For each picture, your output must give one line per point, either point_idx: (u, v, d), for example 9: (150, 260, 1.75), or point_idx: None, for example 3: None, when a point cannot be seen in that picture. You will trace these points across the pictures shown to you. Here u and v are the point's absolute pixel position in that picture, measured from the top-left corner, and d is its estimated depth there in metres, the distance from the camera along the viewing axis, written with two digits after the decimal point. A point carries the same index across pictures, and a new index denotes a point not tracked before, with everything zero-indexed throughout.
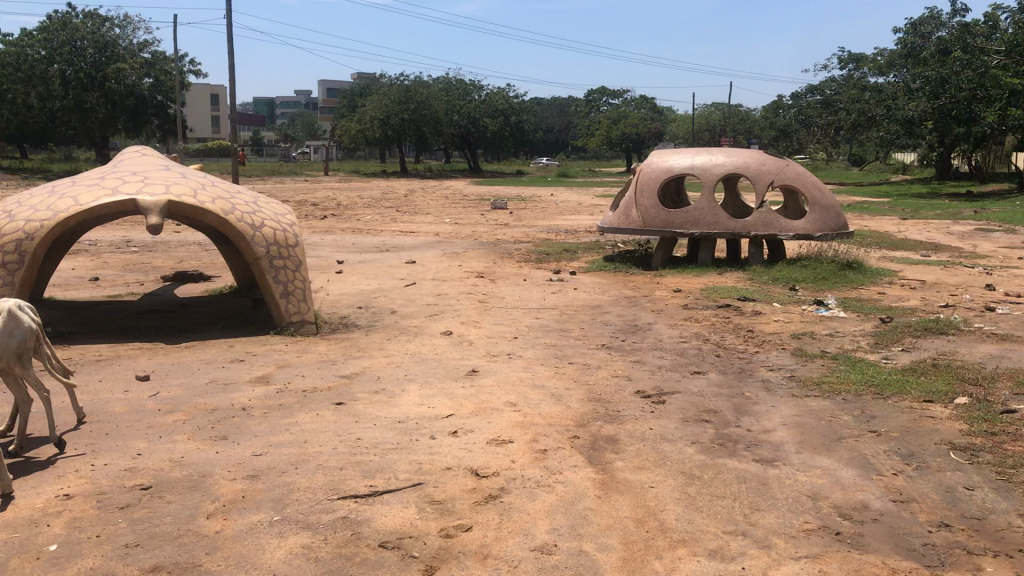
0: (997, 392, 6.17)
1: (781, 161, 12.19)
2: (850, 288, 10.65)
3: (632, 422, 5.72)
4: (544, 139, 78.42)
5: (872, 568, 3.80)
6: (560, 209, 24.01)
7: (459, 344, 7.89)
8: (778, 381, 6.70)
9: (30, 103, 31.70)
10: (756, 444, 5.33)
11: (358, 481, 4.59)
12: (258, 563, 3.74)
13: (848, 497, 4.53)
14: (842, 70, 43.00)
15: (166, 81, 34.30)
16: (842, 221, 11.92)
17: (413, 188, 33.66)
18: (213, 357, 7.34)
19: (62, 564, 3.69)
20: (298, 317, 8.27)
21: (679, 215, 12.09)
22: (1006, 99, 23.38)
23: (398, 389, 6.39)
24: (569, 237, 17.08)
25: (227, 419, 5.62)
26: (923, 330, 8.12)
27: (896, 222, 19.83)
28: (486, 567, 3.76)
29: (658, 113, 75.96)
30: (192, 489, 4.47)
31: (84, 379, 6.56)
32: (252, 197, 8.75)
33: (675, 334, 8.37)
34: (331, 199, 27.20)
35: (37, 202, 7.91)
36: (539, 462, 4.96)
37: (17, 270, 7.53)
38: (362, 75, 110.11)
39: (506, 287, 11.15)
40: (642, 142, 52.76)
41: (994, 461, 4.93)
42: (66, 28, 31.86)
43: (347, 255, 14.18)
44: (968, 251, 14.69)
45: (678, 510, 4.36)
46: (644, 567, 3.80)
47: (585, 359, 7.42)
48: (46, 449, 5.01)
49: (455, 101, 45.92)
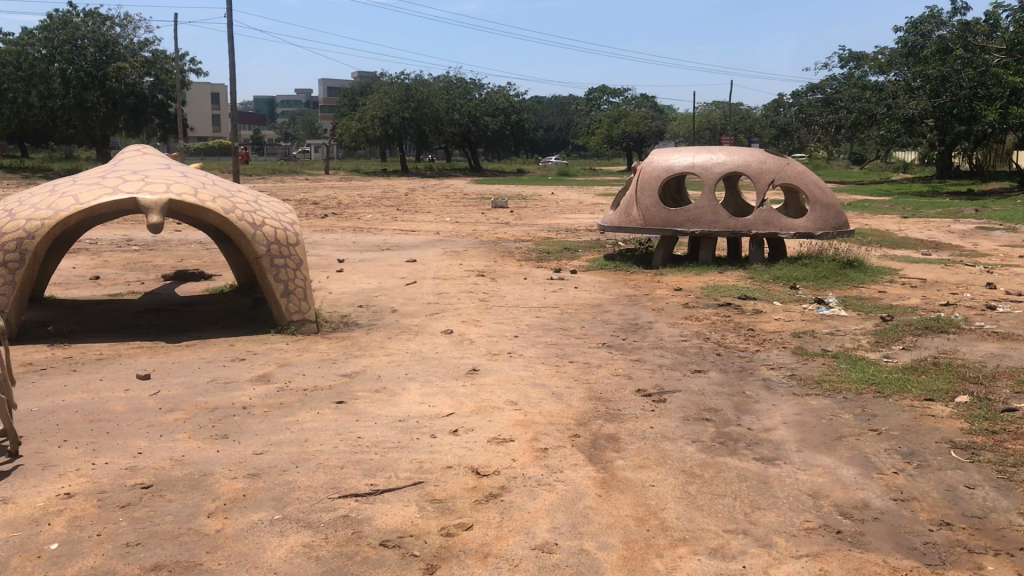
0: (998, 390, 6.17)
1: (781, 159, 12.18)
2: (850, 287, 10.64)
3: (632, 421, 5.71)
4: (545, 138, 78.52)
5: (872, 567, 3.79)
6: (561, 208, 23.99)
7: (459, 342, 7.89)
8: (779, 380, 6.70)
9: (30, 103, 31.71)
10: (757, 443, 5.33)
11: (359, 480, 4.59)
12: (259, 562, 3.74)
13: (848, 496, 4.53)
14: (843, 68, 43.00)
15: (166, 80, 34.29)
16: (842, 220, 11.90)
17: (414, 187, 33.65)
18: (214, 356, 7.34)
19: (62, 563, 3.69)
20: (299, 315, 8.28)
21: (680, 214, 12.08)
22: (1007, 98, 23.32)
23: (399, 387, 6.39)
24: (570, 235, 17.08)
25: (228, 418, 5.62)
26: (923, 328, 8.12)
27: (896, 221, 19.82)
28: (486, 567, 3.76)
29: (658, 112, 75.95)
30: (192, 488, 4.47)
31: (85, 378, 6.56)
32: (253, 196, 8.74)
33: (675, 333, 8.37)
34: (331, 198, 27.22)
35: (37, 201, 7.92)
36: (540, 461, 4.96)
37: (17, 268, 7.55)
38: (363, 74, 110.08)
39: (506, 285, 11.16)
40: (643, 140, 52.75)
41: (995, 459, 4.93)
42: (66, 27, 31.84)
43: (348, 254, 14.19)
44: (969, 250, 14.68)
45: (679, 509, 4.36)
46: (645, 566, 3.79)
47: (586, 357, 7.42)
48: (47, 447, 5.02)
49: (456, 100, 45.95)
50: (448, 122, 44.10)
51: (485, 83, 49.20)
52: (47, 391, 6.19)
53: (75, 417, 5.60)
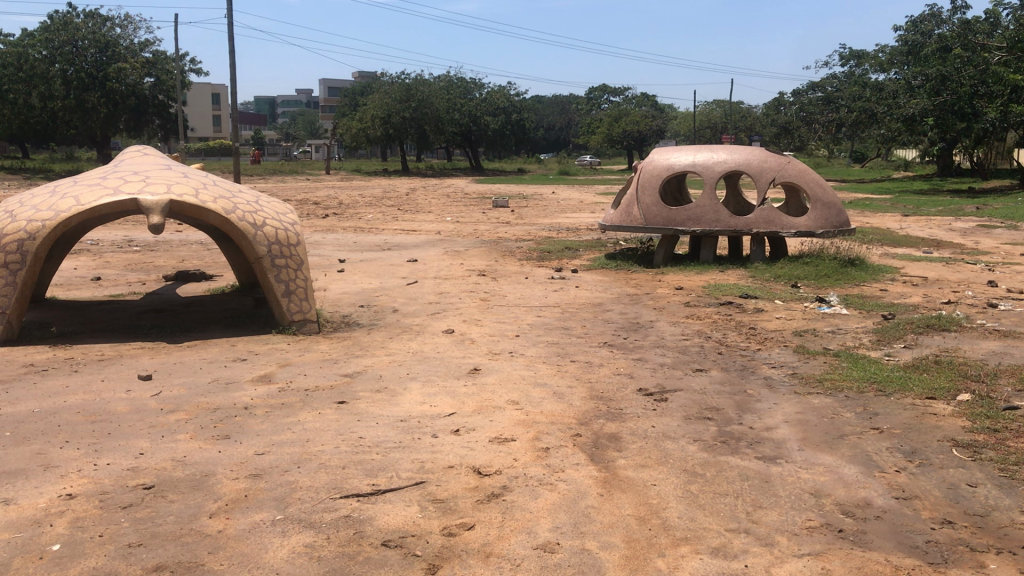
0: (999, 388, 6.18)
1: (782, 158, 12.16)
2: (851, 285, 10.65)
3: (633, 420, 5.71)
4: (545, 138, 78.66)
5: (875, 566, 3.79)
6: (561, 207, 24.02)
7: (461, 342, 7.89)
8: (781, 378, 6.70)
9: (31, 103, 31.69)
10: (758, 441, 5.32)
11: (361, 481, 4.58)
12: (260, 562, 3.74)
13: (851, 494, 4.53)
14: (844, 66, 42.99)
15: (166, 81, 34.34)
16: (843, 218, 11.89)
17: (414, 187, 33.69)
18: (215, 357, 7.34)
19: (65, 564, 3.70)
20: (300, 316, 8.28)
21: (681, 212, 12.05)
22: (1008, 95, 23.53)
23: (400, 387, 6.39)
24: (571, 234, 17.05)
25: (229, 419, 5.62)
26: (925, 325, 8.13)
27: (898, 219, 19.90)
28: (489, 567, 3.75)
29: (658, 109, 76.03)
30: (194, 489, 4.47)
31: (88, 379, 6.56)
32: (253, 197, 8.73)
33: (677, 332, 8.38)
34: (331, 198, 27.18)
35: (38, 203, 7.92)
36: (542, 460, 4.96)
37: (18, 270, 7.55)
38: (364, 72, 110.08)
39: (508, 285, 11.15)
40: (643, 139, 52.81)
41: (997, 457, 4.93)
42: (66, 28, 31.67)
43: (349, 254, 14.19)
44: (970, 247, 14.73)
45: (680, 508, 4.35)
46: (647, 566, 3.79)
47: (587, 356, 7.43)
48: (49, 448, 5.02)
49: (457, 100, 45.62)
50: (449, 121, 44.12)
51: (485, 82, 49.23)
52: (48, 392, 6.19)
53: (76, 418, 5.60)
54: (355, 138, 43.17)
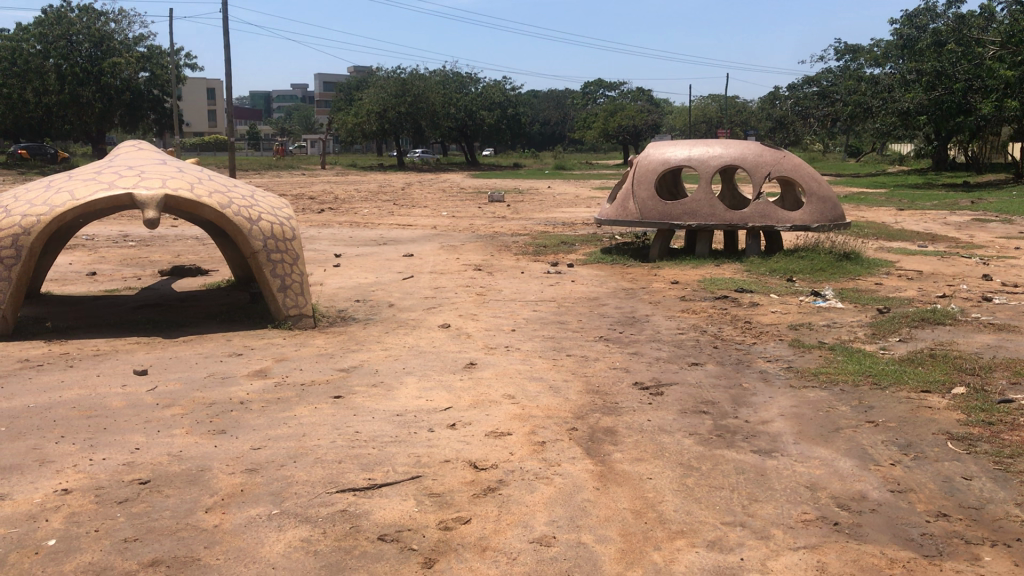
0: (994, 382, 6.19)
1: (778, 153, 12.17)
2: (847, 279, 10.67)
3: (630, 414, 5.73)
4: (540, 132, 78.43)
5: (871, 559, 3.80)
6: (557, 202, 23.96)
7: (457, 337, 7.90)
8: (776, 372, 6.72)
9: (26, 98, 31.66)
10: (753, 435, 5.34)
11: (357, 474, 4.59)
12: (257, 557, 3.74)
13: (846, 487, 4.54)
14: (839, 60, 42.70)
15: (161, 75, 34.56)
16: (839, 212, 11.89)
17: (410, 182, 33.43)
18: (211, 352, 7.32)
19: (60, 560, 3.69)
20: (296, 310, 8.26)
21: (676, 207, 12.03)
22: (1002, 91, 23.31)
23: (396, 381, 6.41)
24: (567, 229, 16.97)
25: (225, 413, 5.62)
26: (920, 320, 8.13)
27: (893, 213, 19.86)
28: (485, 560, 3.77)
29: (651, 105, 75.92)
30: (190, 484, 4.47)
31: (83, 374, 6.55)
32: (249, 191, 8.70)
33: (672, 326, 8.39)
34: (327, 192, 27.07)
35: (33, 197, 7.87)
36: (538, 454, 4.97)
37: (13, 265, 7.51)
38: (358, 68, 109.56)
39: (504, 280, 11.15)
40: (639, 134, 52.62)
41: (992, 450, 4.94)
42: (60, 22, 31.38)
43: (344, 249, 14.12)
44: (965, 242, 14.69)
45: (676, 502, 4.37)
46: (643, 559, 3.81)
47: (583, 351, 7.41)
48: (45, 443, 5.01)
49: (452, 94, 45.29)
50: (446, 116, 43.95)
51: (481, 77, 48.98)
52: (44, 387, 6.18)
53: (71, 413, 5.58)
54: (350, 133, 42.92)
